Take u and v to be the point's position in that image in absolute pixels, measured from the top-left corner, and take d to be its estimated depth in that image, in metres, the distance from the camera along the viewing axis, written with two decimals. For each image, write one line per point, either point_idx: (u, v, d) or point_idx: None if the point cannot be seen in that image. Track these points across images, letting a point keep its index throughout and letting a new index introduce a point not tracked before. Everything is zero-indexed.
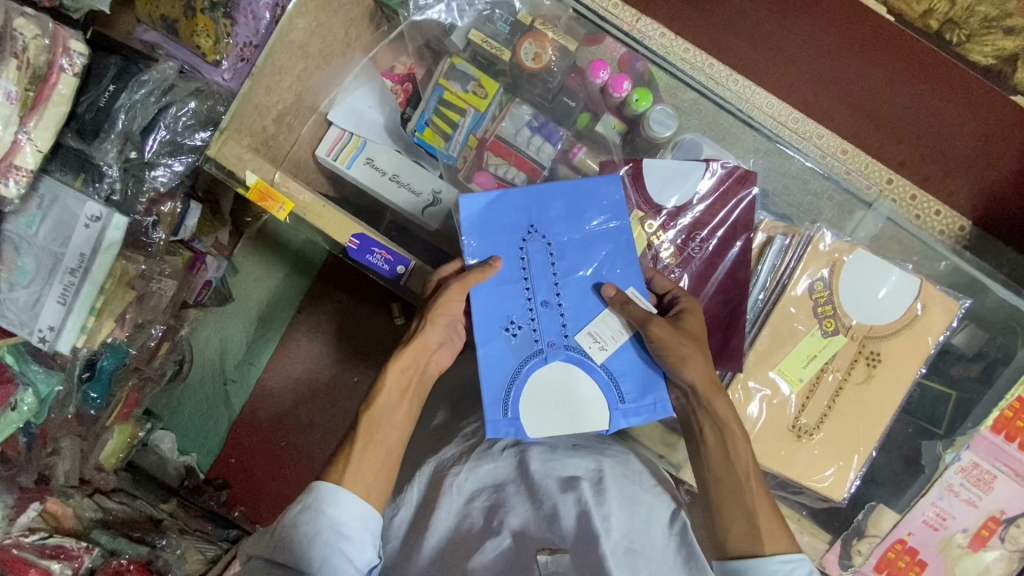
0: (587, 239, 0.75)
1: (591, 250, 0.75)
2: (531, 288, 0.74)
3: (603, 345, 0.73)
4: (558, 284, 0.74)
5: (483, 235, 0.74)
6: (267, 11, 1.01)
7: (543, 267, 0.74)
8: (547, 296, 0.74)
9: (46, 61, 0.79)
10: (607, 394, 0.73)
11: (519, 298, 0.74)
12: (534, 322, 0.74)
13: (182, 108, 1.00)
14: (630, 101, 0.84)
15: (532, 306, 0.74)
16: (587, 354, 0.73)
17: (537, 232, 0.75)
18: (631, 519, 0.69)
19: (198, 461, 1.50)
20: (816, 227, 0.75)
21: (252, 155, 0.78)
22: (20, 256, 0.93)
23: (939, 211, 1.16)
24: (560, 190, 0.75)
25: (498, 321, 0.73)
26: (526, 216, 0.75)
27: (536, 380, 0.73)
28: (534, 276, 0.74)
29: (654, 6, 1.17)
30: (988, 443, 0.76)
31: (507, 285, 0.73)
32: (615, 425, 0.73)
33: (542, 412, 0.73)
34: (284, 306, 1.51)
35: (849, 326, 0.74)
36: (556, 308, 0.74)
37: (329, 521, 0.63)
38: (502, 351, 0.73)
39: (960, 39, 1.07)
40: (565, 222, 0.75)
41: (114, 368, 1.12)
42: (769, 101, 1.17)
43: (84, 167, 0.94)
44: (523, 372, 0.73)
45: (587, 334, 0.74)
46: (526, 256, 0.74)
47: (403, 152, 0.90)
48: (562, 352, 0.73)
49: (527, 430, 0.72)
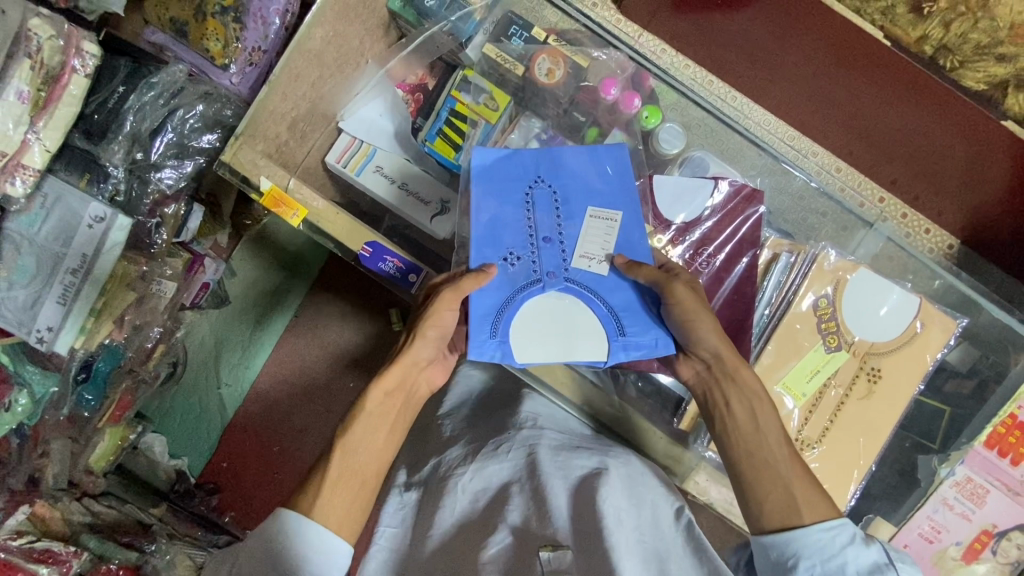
0: (595, 184, 0.78)
1: (596, 192, 0.77)
2: (533, 224, 0.76)
3: (597, 258, 0.75)
4: (562, 224, 0.76)
5: (489, 180, 0.77)
6: (277, 17, 1.02)
7: (548, 213, 0.77)
8: (549, 234, 0.76)
9: (59, 62, 0.79)
10: (607, 326, 0.73)
11: (521, 232, 0.76)
12: (534, 254, 0.75)
13: (190, 111, 1.01)
14: (640, 118, 0.86)
15: (533, 239, 0.76)
16: (586, 286, 0.74)
17: (543, 181, 0.78)
18: (640, 515, 0.70)
19: (189, 464, 1.47)
20: (820, 245, 0.78)
21: (266, 161, 0.78)
22: (20, 255, 0.93)
23: (929, 230, 1.22)
24: (570, 151, 0.79)
25: (497, 253, 0.75)
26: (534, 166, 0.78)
27: (532, 308, 0.74)
28: (537, 215, 0.77)
29: (654, 23, 1.24)
30: (982, 458, 0.79)
31: (510, 220, 0.76)
32: (614, 357, 0.73)
33: (533, 338, 0.72)
34: (286, 301, 1.52)
35: (850, 342, 0.76)
36: (559, 245, 0.75)
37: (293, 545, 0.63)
38: (499, 280, 0.74)
39: (953, 64, 0.97)
40: (574, 175, 0.78)
41: (110, 370, 1.11)
42: (768, 118, 1.25)
43: (90, 167, 0.94)
44: (518, 299, 0.73)
45: (582, 255, 0.75)
46: (531, 203, 0.77)
47: (412, 161, 0.91)
48: (559, 283, 0.74)
49: (513, 356, 0.72)
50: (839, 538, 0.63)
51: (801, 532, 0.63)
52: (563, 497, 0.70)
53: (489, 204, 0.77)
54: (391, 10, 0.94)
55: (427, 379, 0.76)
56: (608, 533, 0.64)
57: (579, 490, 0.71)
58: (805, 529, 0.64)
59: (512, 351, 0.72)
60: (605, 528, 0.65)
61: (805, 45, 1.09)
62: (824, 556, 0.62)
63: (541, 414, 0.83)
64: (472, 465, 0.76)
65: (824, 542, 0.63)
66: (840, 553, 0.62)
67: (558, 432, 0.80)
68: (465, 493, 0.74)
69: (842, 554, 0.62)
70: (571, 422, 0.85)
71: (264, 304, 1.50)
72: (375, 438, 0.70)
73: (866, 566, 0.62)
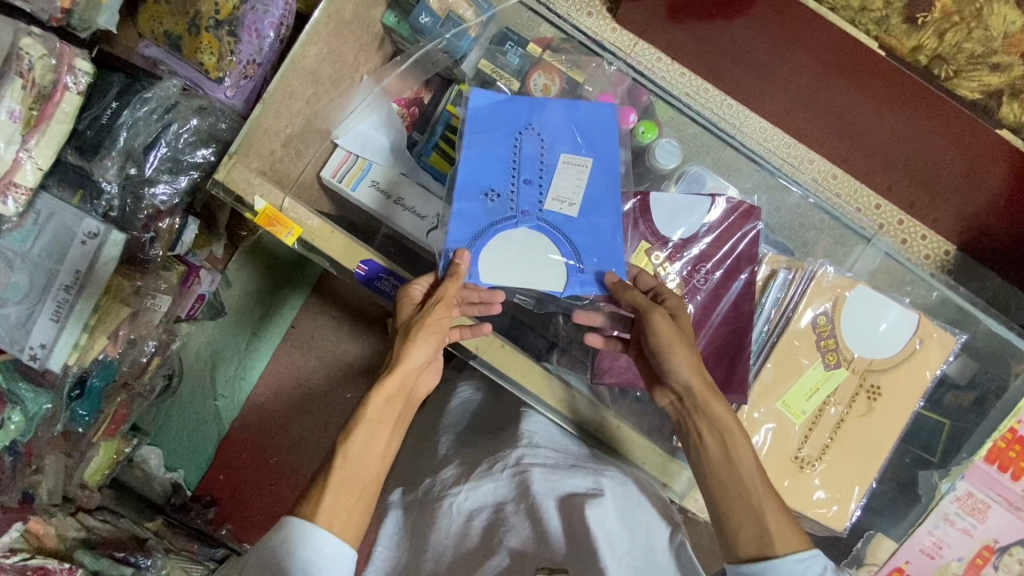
0: (579, 134, 0.79)
1: (579, 145, 0.78)
2: (517, 167, 0.77)
3: (569, 202, 0.76)
4: (543, 171, 0.77)
5: (481, 122, 0.78)
6: (272, 30, 1.01)
7: (532, 157, 0.78)
8: (530, 176, 0.77)
9: (52, 80, 0.79)
10: (569, 261, 0.75)
11: (503, 172, 0.77)
12: (513, 194, 0.76)
13: (184, 126, 1.00)
14: (637, 133, 0.86)
15: (514, 180, 0.77)
16: (558, 225, 0.76)
17: (532, 130, 0.79)
18: (633, 538, 0.70)
19: (186, 478, 1.48)
20: (818, 262, 0.77)
21: (261, 179, 0.77)
22: (12, 272, 0.92)
23: (926, 236, 1.29)
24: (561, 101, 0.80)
25: (480, 186, 0.77)
26: (527, 113, 0.79)
27: (504, 240, 0.76)
28: (521, 160, 0.78)
29: (649, 34, 1.28)
30: (983, 473, 0.77)
31: (496, 160, 0.77)
32: (569, 290, 0.75)
33: (501, 262, 0.75)
34: (286, 310, 1.51)
35: (850, 360, 0.75)
36: (537, 188, 0.77)
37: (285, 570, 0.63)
38: (475, 210, 0.76)
39: (948, 74, 0.93)
40: (563, 125, 0.79)
41: (105, 385, 1.10)
42: (762, 124, 1.32)
43: (83, 184, 0.93)
44: (492, 229, 0.76)
45: (554, 198, 0.76)
46: (518, 144, 0.78)
47: (407, 175, 0.90)
48: (532, 223, 0.76)
49: (479, 274, 0.75)
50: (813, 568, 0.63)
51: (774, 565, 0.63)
52: (556, 517, 0.70)
53: (478, 139, 0.78)
54: (386, 26, 0.94)
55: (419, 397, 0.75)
56: (600, 555, 0.65)
57: (568, 507, 0.71)
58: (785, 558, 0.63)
59: (478, 275, 0.74)
60: (599, 551, 0.65)
61: (795, 50, 1.03)
62: None
63: (538, 432, 0.82)
64: (465, 485, 0.75)
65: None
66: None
67: (553, 451, 0.79)
68: (460, 512, 0.74)
69: None
70: (567, 440, 0.84)
71: (262, 314, 1.49)
72: (367, 458, 0.69)
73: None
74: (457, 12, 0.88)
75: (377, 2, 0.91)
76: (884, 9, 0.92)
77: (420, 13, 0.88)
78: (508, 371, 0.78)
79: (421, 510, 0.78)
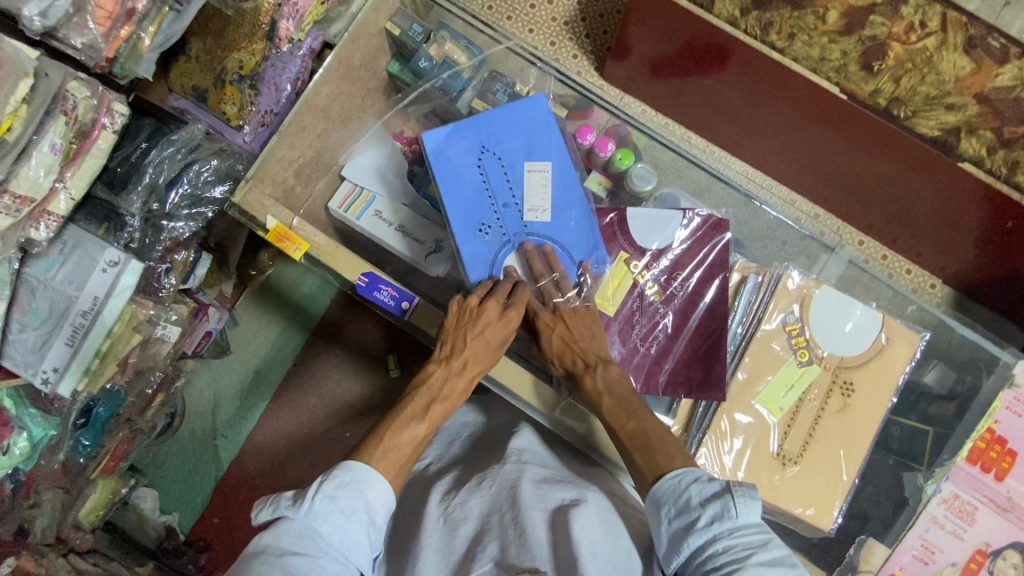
0: (527, 139, 0.86)
1: (533, 151, 0.86)
2: (491, 193, 0.84)
3: (543, 210, 0.84)
4: (512, 187, 0.85)
5: (447, 161, 0.84)
6: (289, 85, 1.13)
7: (499, 179, 0.85)
8: (506, 199, 0.84)
9: (91, 119, 0.86)
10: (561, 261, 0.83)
11: (482, 205, 0.84)
12: (500, 221, 0.84)
13: (205, 165, 1.09)
14: (614, 160, 0.93)
15: (495, 208, 0.84)
16: (543, 234, 0.84)
17: (489, 151, 0.85)
18: (614, 553, 0.70)
19: (180, 520, 1.47)
20: (784, 266, 0.81)
21: (273, 202, 0.84)
22: (34, 298, 0.98)
23: (909, 269, 1.40)
24: (500, 116, 0.86)
25: (471, 225, 0.83)
26: (477, 139, 0.85)
27: (511, 264, 0.83)
28: (492, 184, 0.85)
29: (633, 88, 1.41)
30: (965, 474, 0.83)
31: (472, 194, 0.84)
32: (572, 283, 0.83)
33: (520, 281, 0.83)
34: (282, 359, 1.55)
35: (821, 357, 0.78)
36: (515, 206, 0.85)
37: (361, 507, 0.64)
38: (478, 249, 0.83)
39: (906, 115, 0.99)
40: (510, 137, 0.86)
41: (109, 415, 1.16)
42: (744, 168, 1.43)
43: (109, 217, 1.02)
44: (500, 260, 0.83)
45: (528, 210, 0.84)
46: (483, 172, 0.85)
47: (410, 206, 0.96)
48: (526, 241, 0.84)
49: None
50: (683, 481, 0.66)
51: (655, 491, 0.67)
52: (541, 528, 0.70)
53: (449, 183, 0.83)
54: (390, 72, 1.05)
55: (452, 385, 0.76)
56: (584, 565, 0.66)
57: (550, 518, 0.71)
58: (659, 478, 0.68)
59: None
60: (580, 558, 0.66)
61: (769, 98, 1.12)
62: (680, 505, 0.65)
63: (526, 449, 0.83)
64: (456, 498, 0.76)
65: (674, 488, 0.66)
66: (685, 492, 0.65)
67: (542, 467, 0.80)
68: (445, 527, 0.74)
69: (688, 491, 0.65)
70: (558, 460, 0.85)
71: (266, 351, 1.53)
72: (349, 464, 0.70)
73: (706, 496, 0.64)
74: (453, 57, 0.98)
75: (382, 52, 1.03)
76: (841, 59, 0.96)
77: (420, 59, 0.99)
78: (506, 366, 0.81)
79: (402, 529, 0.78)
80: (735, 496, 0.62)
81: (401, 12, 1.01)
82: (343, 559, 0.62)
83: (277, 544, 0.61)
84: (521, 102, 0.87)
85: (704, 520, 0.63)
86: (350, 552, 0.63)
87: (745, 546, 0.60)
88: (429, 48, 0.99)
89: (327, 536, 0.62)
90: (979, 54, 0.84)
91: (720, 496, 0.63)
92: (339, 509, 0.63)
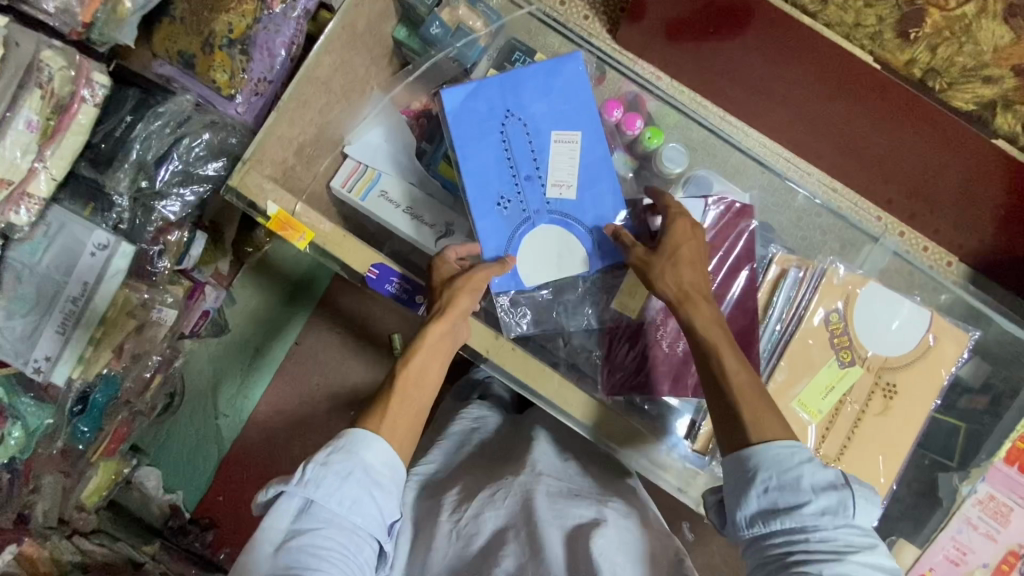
0: (558, 106, 0.82)
1: (561, 119, 0.82)
2: (514, 164, 0.82)
3: (567, 184, 0.82)
4: (536, 156, 0.82)
5: (469, 127, 0.81)
6: (284, 49, 1.03)
7: (524, 148, 0.82)
8: (529, 170, 0.82)
9: (69, 92, 0.79)
10: (583, 243, 0.82)
11: (504, 175, 0.82)
12: (521, 194, 0.81)
13: (196, 139, 1.00)
14: (642, 138, 0.88)
15: (517, 180, 0.81)
16: (565, 211, 0.82)
17: (513, 116, 0.82)
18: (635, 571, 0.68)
19: (184, 498, 1.45)
20: (828, 260, 0.78)
21: (273, 185, 0.79)
22: (20, 283, 0.93)
23: (927, 247, 1.35)
24: (532, 80, 0.82)
25: (490, 198, 0.81)
26: (503, 104, 0.82)
27: (529, 242, 0.82)
28: (515, 154, 0.82)
29: (647, 55, 1.33)
30: (1002, 474, 0.81)
31: (494, 164, 0.81)
32: (592, 267, 0.82)
33: (536, 264, 0.82)
34: (280, 338, 1.49)
35: (864, 357, 0.75)
36: (538, 179, 0.82)
37: (358, 468, 0.62)
38: (495, 222, 0.81)
39: (942, 86, 0.93)
40: (539, 104, 0.82)
41: (106, 401, 1.09)
42: (761, 140, 1.36)
43: (95, 197, 0.96)
44: (517, 237, 0.81)
45: (552, 184, 0.82)
46: (507, 141, 0.82)
47: (417, 185, 0.90)
48: (546, 218, 0.82)
49: (525, 281, 0.82)
50: (796, 456, 0.61)
51: (751, 451, 0.62)
52: (559, 546, 0.68)
53: (470, 150, 0.81)
54: (396, 39, 0.97)
55: (421, 363, 0.71)
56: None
57: (571, 534, 0.69)
58: (768, 443, 0.62)
59: (524, 284, 0.82)
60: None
61: (794, 69, 1.05)
62: (781, 470, 0.60)
63: (542, 460, 0.82)
64: (466, 514, 0.73)
65: (781, 458, 0.61)
66: (795, 468, 0.60)
67: (557, 479, 0.78)
68: (459, 536, 0.72)
69: (799, 468, 0.60)
70: (572, 470, 0.83)
71: (264, 333, 1.48)
72: None
73: (820, 483, 0.59)
74: (468, 23, 0.91)
75: (388, 16, 0.94)
76: (877, 24, 0.89)
77: (431, 25, 0.91)
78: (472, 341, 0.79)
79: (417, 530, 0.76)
80: (853, 491, 0.59)
81: None
82: (350, 525, 0.61)
83: (276, 528, 0.60)
84: (554, 65, 0.83)
85: (814, 507, 0.58)
86: (355, 514, 0.61)
87: (849, 544, 0.57)
88: (440, 13, 0.91)
89: (328, 504, 0.60)
90: (1018, 23, 0.77)
91: (838, 489, 0.59)
92: (333, 472, 0.61)
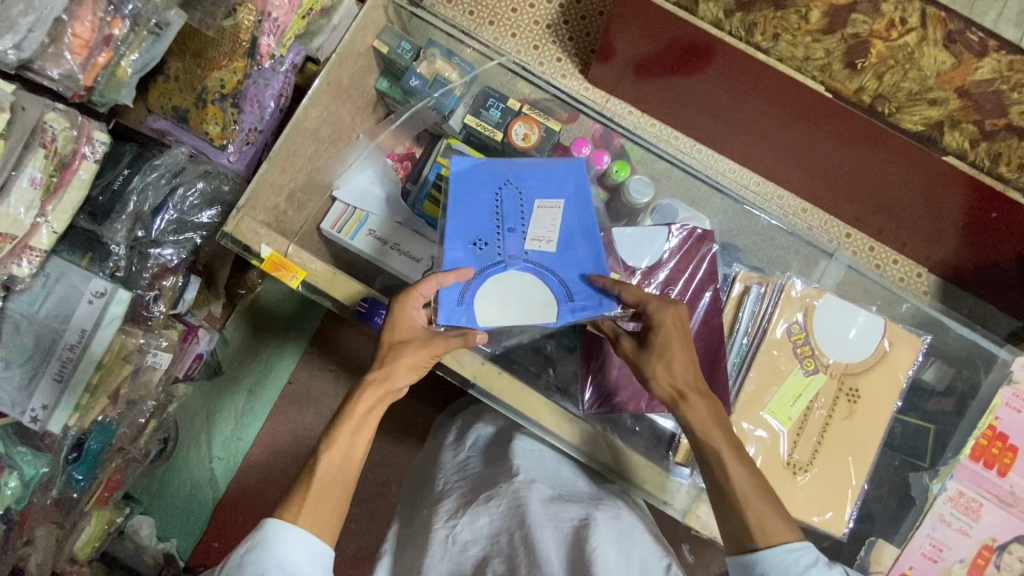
0: (556, 181, 0.86)
1: (554, 189, 0.86)
2: (500, 217, 0.84)
3: (547, 240, 0.83)
4: (524, 216, 0.84)
5: (465, 184, 0.86)
6: (272, 100, 1.11)
7: (513, 208, 0.85)
8: (513, 223, 0.84)
9: (71, 150, 0.83)
10: (558, 295, 0.81)
11: (487, 222, 0.84)
12: (499, 242, 0.83)
13: (190, 189, 1.07)
14: (611, 172, 0.95)
15: (499, 229, 0.83)
16: (543, 265, 0.82)
17: (511, 183, 0.86)
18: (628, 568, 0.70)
19: (178, 546, 1.42)
20: (786, 276, 0.83)
21: (266, 229, 0.84)
22: (18, 334, 0.95)
23: (897, 259, 1.41)
24: (535, 160, 0.87)
25: (466, 237, 0.83)
26: (503, 171, 0.86)
27: (496, 284, 0.81)
28: (503, 210, 0.84)
29: (619, 91, 1.40)
30: (970, 470, 0.88)
31: (480, 213, 0.84)
32: (561, 319, 0.80)
33: (497, 306, 0.81)
34: (273, 381, 1.50)
35: (826, 365, 0.80)
36: (520, 232, 0.83)
37: (272, 563, 0.62)
38: (467, 260, 0.82)
39: (890, 111, 1.00)
40: (536, 175, 0.86)
41: (101, 448, 1.10)
42: (731, 166, 1.43)
43: (93, 247, 0.99)
44: (483, 276, 0.81)
45: (532, 239, 0.83)
46: (499, 199, 0.85)
47: (403, 223, 0.96)
48: (519, 265, 0.82)
49: (478, 320, 0.80)
50: (802, 559, 0.66)
51: (763, 556, 0.66)
52: (553, 550, 0.70)
53: (460, 199, 0.84)
54: (379, 90, 1.04)
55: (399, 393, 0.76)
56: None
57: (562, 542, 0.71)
58: (776, 549, 0.66)
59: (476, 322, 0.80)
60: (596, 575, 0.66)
61: (756, 99, 1.12)
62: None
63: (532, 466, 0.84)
64: (462, 519, 0.76)
65: (789, 561, 0.66)
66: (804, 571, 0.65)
67: (549, 484, 0.80)
68: (455, 548, 0.75)
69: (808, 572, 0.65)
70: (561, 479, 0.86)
71: (254, 374, 1.50)
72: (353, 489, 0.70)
73: None
74: (444, 75, 0.98)
75: (370, 70, 1.01)
76: (825, 57, 0.96)
77: (410, 78, 0.98)
78: (451, 364, 0.82)
79: (414, 549, 0.78)
80: None
81: (388, 29, 0.99)
82: None
83: None
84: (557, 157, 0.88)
85: None
86: None
87: None
88: (418, 66, 0.98)
89: None
90: (958, 48, 0.85)
91: None
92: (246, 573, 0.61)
